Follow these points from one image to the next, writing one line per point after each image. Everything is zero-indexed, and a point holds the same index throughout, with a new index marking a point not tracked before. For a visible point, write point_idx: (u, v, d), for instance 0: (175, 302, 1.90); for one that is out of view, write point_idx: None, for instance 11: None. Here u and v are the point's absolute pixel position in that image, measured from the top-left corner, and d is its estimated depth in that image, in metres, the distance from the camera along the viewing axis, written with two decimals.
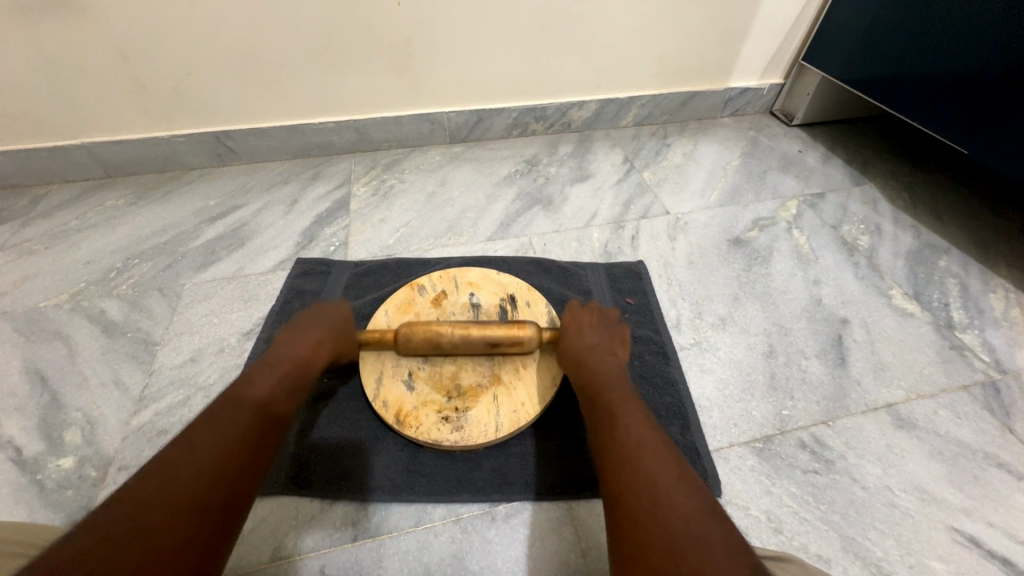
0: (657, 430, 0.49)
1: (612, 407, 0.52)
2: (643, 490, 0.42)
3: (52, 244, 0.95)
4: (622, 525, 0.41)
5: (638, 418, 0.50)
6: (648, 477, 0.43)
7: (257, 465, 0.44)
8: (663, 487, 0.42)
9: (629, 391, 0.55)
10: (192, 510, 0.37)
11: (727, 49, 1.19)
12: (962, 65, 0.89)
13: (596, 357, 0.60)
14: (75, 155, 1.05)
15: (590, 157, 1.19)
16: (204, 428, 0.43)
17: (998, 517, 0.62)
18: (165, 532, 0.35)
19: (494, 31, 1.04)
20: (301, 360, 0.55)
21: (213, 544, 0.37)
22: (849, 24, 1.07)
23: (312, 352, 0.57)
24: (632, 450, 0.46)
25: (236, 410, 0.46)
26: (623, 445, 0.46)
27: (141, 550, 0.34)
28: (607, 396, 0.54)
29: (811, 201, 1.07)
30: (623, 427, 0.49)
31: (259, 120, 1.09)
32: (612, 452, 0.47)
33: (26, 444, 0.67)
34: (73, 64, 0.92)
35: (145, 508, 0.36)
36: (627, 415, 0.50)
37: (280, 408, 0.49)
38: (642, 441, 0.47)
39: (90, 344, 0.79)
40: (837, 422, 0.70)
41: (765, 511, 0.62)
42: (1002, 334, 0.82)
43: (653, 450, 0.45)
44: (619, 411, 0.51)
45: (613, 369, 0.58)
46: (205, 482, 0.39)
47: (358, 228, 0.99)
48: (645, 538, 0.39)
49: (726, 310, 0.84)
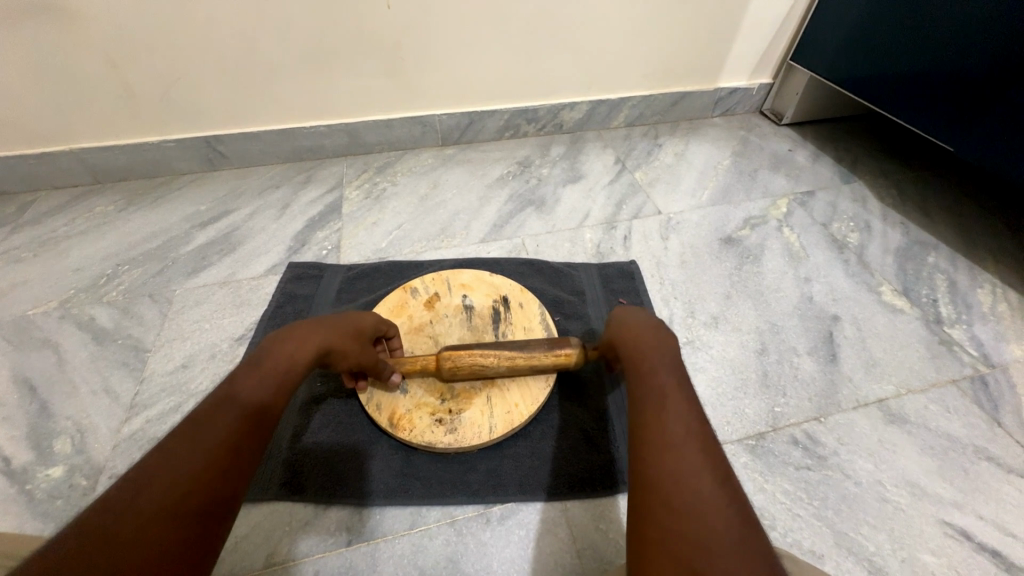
0: (705, 423, 0.44)
1: (658, 391, 0.48)
2: (680, 480, 0.39)
3: (42, 251, 0.94)
4: (644, 511, 0.39)
5: (685, 407, 0.46)
6: (689, 470, 0.40)
7: (241, 470, 0.43)
8: (701, 481, 0.39)
9: (680, 377, 0.50)
10: (170, 515, 0.36)
11: (717, 49, 1.19)
12: (948, 62, 0.90)
13: (647, 343, 0.55)
14: (64, 162, 1.05)
15: (582, 157, 1.19)
16: (185, 434, 0.42)
17: (988, 510, 0.63)
18: (139, 543, 0.34)
19: (485, 34, 1.04)
20: (286, 359, 0.51)
21: (194, 549, 0.36)
22: (835, 23, 1.09)
23: (302, 349, 0.53)
24: (675, 439, 0.42)
25: (220, 413, 0.44)
26: (666, 432, 0.43)
27: (118, 555, 0.33)
28: (654, 380, 0.49)
29: (801, 200, 1.07)
30: (667, 412, 0.45)
31: (250, 124, 1.08)
32: (649, 433, 0.44)
33: (15, 454, 0.66)
34: (61, 69, 0.92)
35: (119, 512, 0.35)
36: (675, 401, 0.46)
37: (266, 409, 0.47)
38: (685, 431, 0.43)
39: (80, 352, 0.78)
40: (829, 419, 0.71)
41: (759, 508, 0.62)
42: (990, 329, 0.83)
43: (696, 442, 0.42)
44: (667, 395, 0.47)
45: (667, 354, 0.53)
46: (183, 487, 0.38)
47: (350, 231, 0.98)
48: (673, 529, 0.36)
49: (718, 309, 0.84)
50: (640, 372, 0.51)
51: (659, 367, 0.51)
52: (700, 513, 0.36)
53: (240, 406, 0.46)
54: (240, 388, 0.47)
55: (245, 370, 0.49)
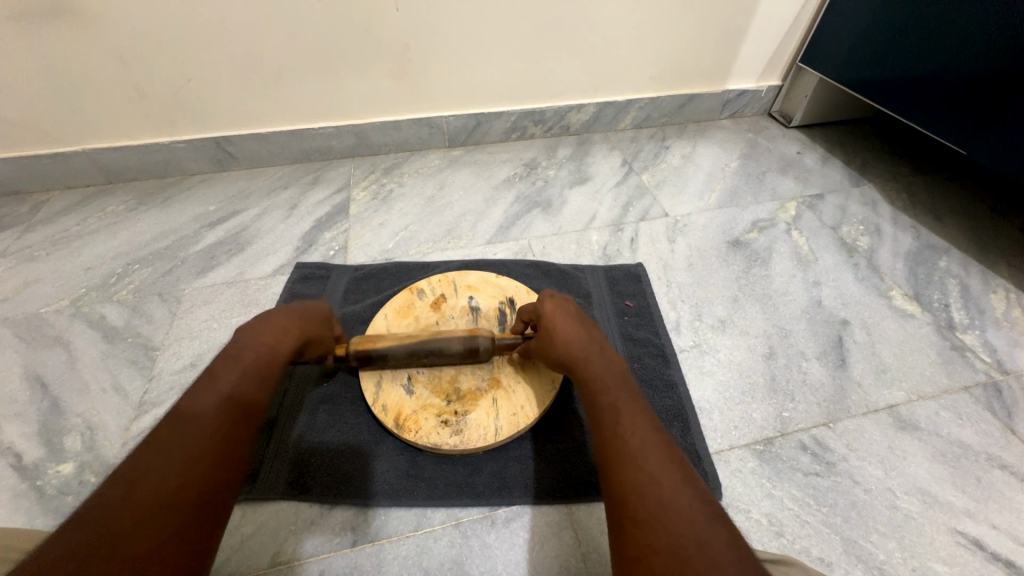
0: (661, 431, 0.45)
1: (612, 404, 0.49)
2: (646, 493, 0.40)
3: (54, 250, 0.95)
4: (623, 528, 0.39)
5: (639, 417, 0.47)
6: (652, 480, 0.40)
7: (236, 458, 0.41)
8: (668, 487, 0.40)
9: (631, 388, 0.51)
10: (165, 510, 0.35)
11: (726, 50, 1.19)
12: (962, 62, 0.88)
13: (597, 357, 0.55)
14: (76, 162, 1.06)
15: (589, 159, 1.19)
16: (172, 428, 0.40)
17: (1001, 519, 0.62)
18: (137, 536, 0.33)
19: (492, 37, 1.04)
20: (267, 348, 0.49)
21: (195, 539, 0.35)
22: (846, 25, 1.08)
23: (283, 338, 0.51)
24: (633, 453, 0.43)
25: (208, 405, 0.42)
26: (624, 447, 0.44)
27: (119, 553, 0.32)
28: (607, 397, 0.50)
29: (810, 203, 1.06)
30: (628, 428, 0.45)
31: (260, 126, 1.09)
32: (615, 453, 0.44)
33: (27, 450, 0.67)
34: (75, 71, 0.93)
35: (114, 510, 0.34)
36: (628, 414, 0.47)
37: (257, 400, 0.45)
38: (642, 440, 0.44)
39: (91, 349, 0.79)
40: (838, 424, 0.70)
41: (766, 515, 0.61)
42: (1004, 334, 0.82)
43: (658, 451, 0.43)
44: (622, 408, 0.48)
45: (615, 363, 0.54)
46: (178, 479, 0.37)
47: (357, 232, 0.99)
48: (649, 542, 0.37)
49: (725, 312, 0.84)
50: (589, 388, 0.52)
51: (609, 381, 0.51)
52: (669, 521, 0.37)
53: (228, 396, 0.43)
54: (222, 379, 0.44)
55: (225, 358, 0.47)
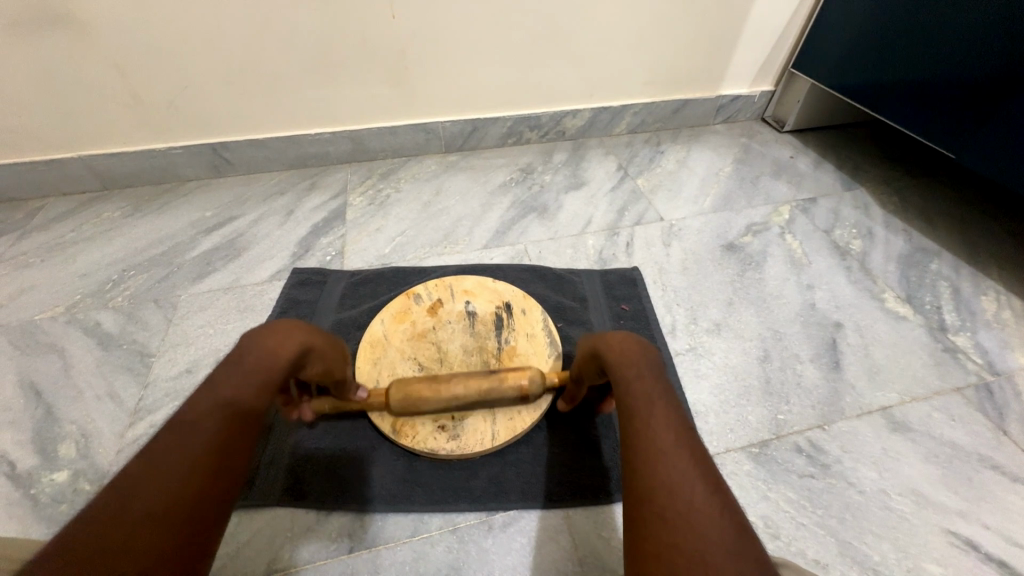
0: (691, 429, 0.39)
1: (640, 395, 0.43)
2: (672, 488, 0.34)
3: (49, 256, 0.95)
4: (637, 526, 0.34)
5: (668, 410, 0.41)
6: (680, 478, 0.35)
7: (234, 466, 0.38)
8: (693, 487, 0.34)
9: (664, 380, 0.46)
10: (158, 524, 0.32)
11: (720, 56, 1.20)
12: (950, 67, 0.90)
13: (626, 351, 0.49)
14: (71, 168, 1.06)
15: (584, 164, 1.20)
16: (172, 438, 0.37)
17: (993, 519, 0.62)
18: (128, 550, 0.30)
19: (488, 43, 1.05)
20: (267, 354, 0.45)
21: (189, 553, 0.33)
22: (836, 32, 1.09)
23: (287, 341, 0.47)
24: (659, 448, 0.37)
25: (202, 414, 0.39)
26: (650, 442, 0.38)
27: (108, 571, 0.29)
28: (636, 390, 0.44)
29: (803, 207, 1.07)
30: (654, 423, 0.40)
31: (256, 132, 1.09)
32: (639, 448, 0.38)
33: (20, 458, 0.66)
34: (73, 79, 0.94)
35: (103, 526, 0.31)
36: (657, 408, 0.41)
37: (254, 405, 0.42)
38: (671, 434, 0.38)
39: (86, 357, 0.78)
40: (832, 426, 0.70)
41: (762, 517, 0.62)
42: (994, 336, 0.83)
43: (686, 449, 0.37)
44: (652, 399, 0.42)
45: (649, 354, 0.49)
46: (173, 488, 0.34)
47: (354, 237, 0.99)
48: (671, 543, 0.31)
49: (720, 315, 0.84)
50: (615, 373, 0.47)
51: (639, 374, 0.46)
52: (695, 524, 0.32)
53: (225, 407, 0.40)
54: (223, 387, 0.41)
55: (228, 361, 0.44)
